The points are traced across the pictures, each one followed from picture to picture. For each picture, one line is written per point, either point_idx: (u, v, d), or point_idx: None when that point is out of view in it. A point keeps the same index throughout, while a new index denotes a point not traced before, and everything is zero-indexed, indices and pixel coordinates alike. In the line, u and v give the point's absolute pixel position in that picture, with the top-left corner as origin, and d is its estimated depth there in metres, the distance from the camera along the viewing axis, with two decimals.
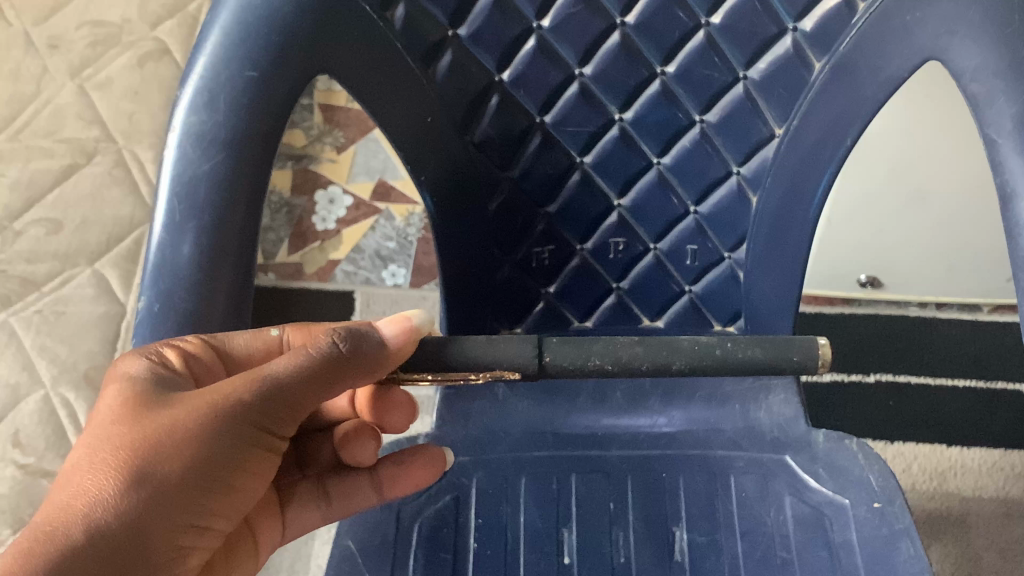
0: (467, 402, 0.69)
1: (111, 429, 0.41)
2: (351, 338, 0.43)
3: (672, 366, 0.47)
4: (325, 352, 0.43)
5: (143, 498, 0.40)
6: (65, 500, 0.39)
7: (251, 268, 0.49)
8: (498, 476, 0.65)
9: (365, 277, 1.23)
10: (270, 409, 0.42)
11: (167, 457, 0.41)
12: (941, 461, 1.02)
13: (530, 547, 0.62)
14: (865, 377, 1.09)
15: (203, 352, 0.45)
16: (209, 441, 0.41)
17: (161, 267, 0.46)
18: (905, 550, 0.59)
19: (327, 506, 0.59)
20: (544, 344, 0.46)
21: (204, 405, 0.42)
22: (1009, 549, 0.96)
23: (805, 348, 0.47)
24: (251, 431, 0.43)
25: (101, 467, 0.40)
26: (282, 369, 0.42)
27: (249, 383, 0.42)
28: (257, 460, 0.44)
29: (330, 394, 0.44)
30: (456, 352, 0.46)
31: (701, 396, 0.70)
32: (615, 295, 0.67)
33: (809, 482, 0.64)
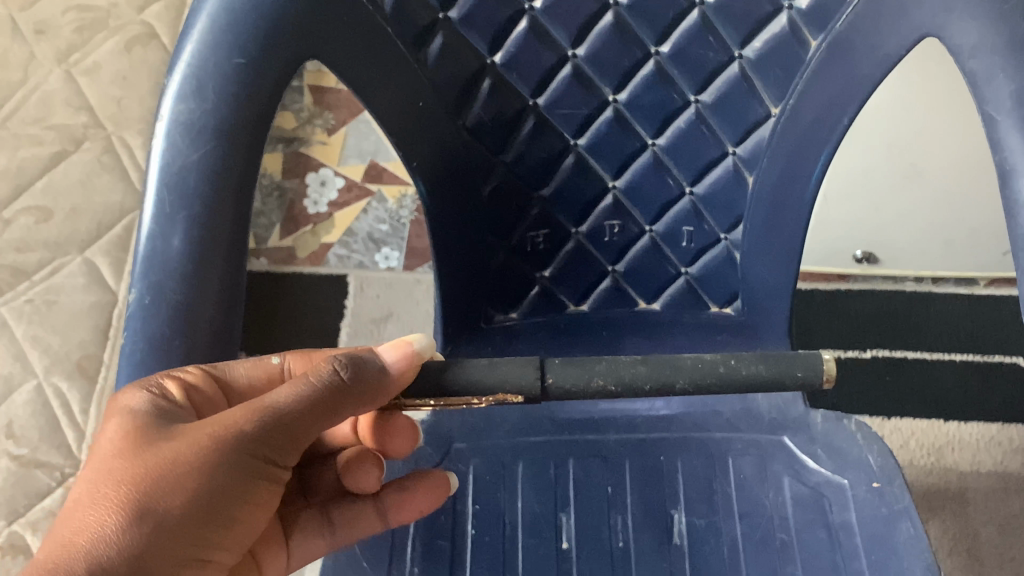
0: None
1: (112, 464, 0.40)
2: (351, 365, 0.43)
3: (675, 385, 0.46)
4: (326, 380, 0.42)
5: (147, 531, 0.39)
6: (66, 535, 0.38)
7: (243, 258, 0.48)
8: (494, 462, 0.65)
9: (359, 261, 1.23)
10: (273, 440, 0.42)
11: (169, 490, 0.40)
12: (939, 437, 1.03)
13: (528, 533, 0.61)
14: (862, 353, 1.09)
15: (203, 383, 0.46)
16: (212, 473, 0.41)
17: (150, 261, 0.46)
18: (904, 530, 0.59)
19: (333, 534, 0.58)
20: (545, 367, 0.46)
21: (206, 437, 0.41)
22: (1008, 525, 0.97)
23: (807, 362, 0.47)
24: (255, 463, 0.42)
25: (104, 503, 0.39)
26: (284, 398, 0.42)
27: (251, 414, 0.42)
28: (261, 493, 0.43)
29: (332, 422, 0.43)
30: (458, 377, 0.45)
31: None
32: (611, 279, 0.67)
33: (808, 463, 0.64)
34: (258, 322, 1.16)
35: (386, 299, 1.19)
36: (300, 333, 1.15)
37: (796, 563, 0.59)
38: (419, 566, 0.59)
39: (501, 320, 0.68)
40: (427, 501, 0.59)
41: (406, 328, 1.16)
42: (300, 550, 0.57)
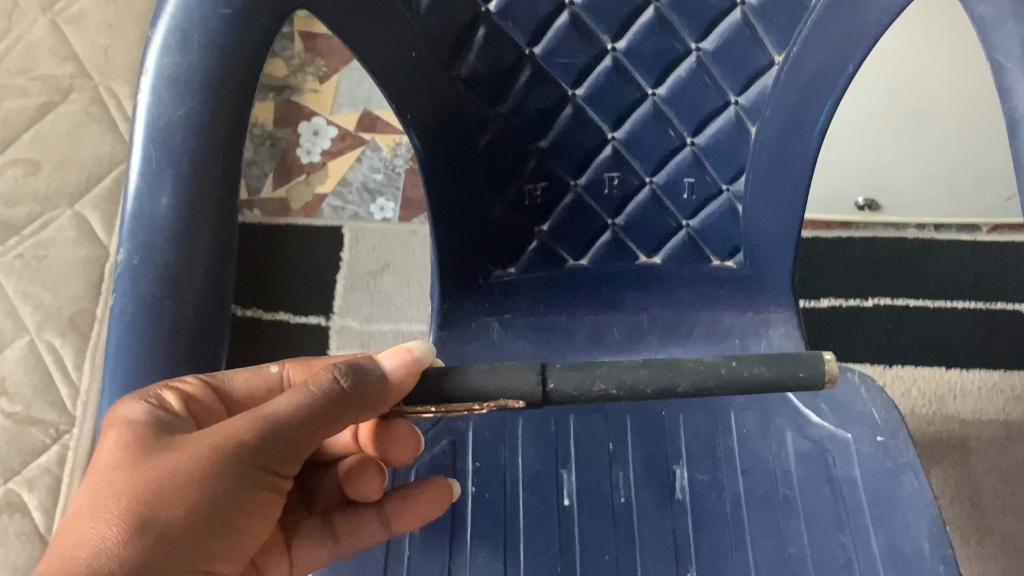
0: (459, 343, 0.66)
1: (112, 475, 0.39)
2: (349, 374, 0.43)
3: (677, 388, 0.46)
4: (326, 390, 0.42)
5: (149, 543, 0.38)
6: (66, 548, 0.37)
7: (233, 207, 0.49)
8: (494, 419, 0.64)
9: (354, 212, 1.21)
10: (275, 449, 0.41)
11: (169, 502, 0.39)
12: (941, 385, 1.02)
13: (529, 489, 0.61)
14: (863, 302, 1.08)
15: (202, 393, 0.46)
16: (214, 483, 0.40)
17: (139, 218, 0.47)
18: (907, 485, 0.58)
19: (335, 543, 0.56)
20: (546, 371, 0.46)
21: (206, 447, 0.41)
22: (1010, 473, 0.97)
23: (811, 363, 0.46)
24: (255, 474, 0.41)
25: (104, 515, 0.38)
26: (284, 408, 0.42)
27: (251, 424, 0.41)
28: (259, 506, 0.43)
29: (330, 433, 0.43)
30: (459, 383, 0.46)
31: (700, 331, 0.67)
32: (611, 232, 0.66)
33: (811, 417, 0.63)
34: (252, 278, 1.15)
35: (381, 252, 1.18)
36: (298, 287, 1.15)
37: (799, 517, 0.59)
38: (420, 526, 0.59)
39: (500, 276, 0.67)
40: (429, 509, 0.56)
41: (402, 281, 1.16)
42: (301, 560, 0.55)
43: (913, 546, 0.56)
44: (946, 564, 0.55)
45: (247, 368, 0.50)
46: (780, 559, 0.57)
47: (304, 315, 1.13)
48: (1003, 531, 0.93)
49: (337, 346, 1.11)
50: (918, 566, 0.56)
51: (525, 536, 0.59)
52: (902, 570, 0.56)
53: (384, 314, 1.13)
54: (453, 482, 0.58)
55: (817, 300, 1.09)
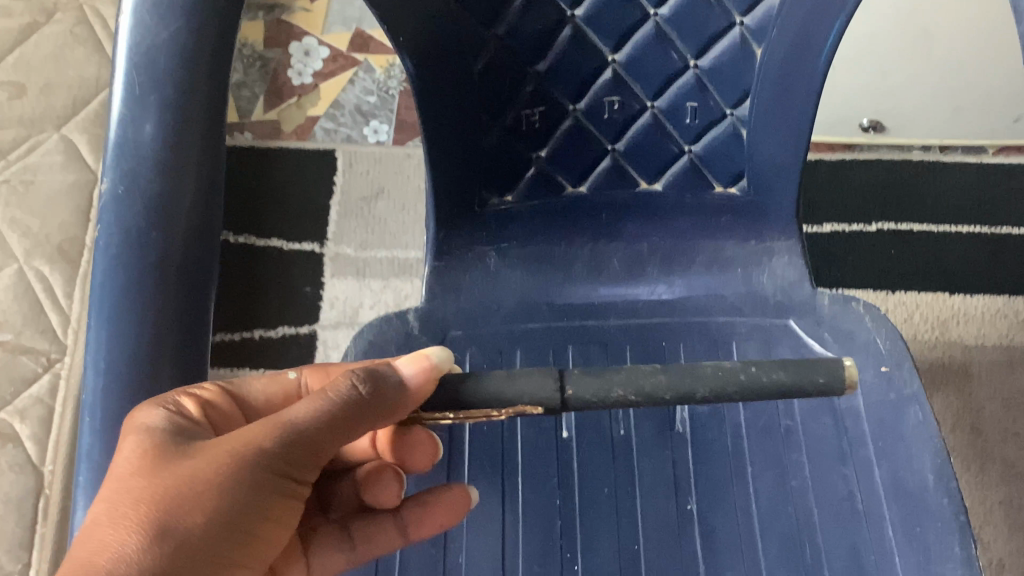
0: (458, 275, 0.65)
1: (130, 482, 0.38)
2: (370, 379, 0.41)
3: (696, 395, 0.42)
4: (345, 395, 0.40)
5: (169, 554, 0.36)
6: (83, 554, 0.36)
7: (217, 142, 0.50)
8: (491, 349, 0.63)
9: (347, 134, 1.19)
10: (294, 455, 0.40)
11: (190, 509, 0.38)
12: (944, 310, 1.01)
13: (527, 421, 0.61)
14: (866, 227, 1.07)
15: (220, 400, 0.44)
16: (233, 490, 0.39)
17: (122, 148, 0.47)
18: (912, 417, 0.58)
19: (353, 548, 0.53)
20: (565, 377, 0.43)
21: (224, 454, 0.39)
22: (1013, 400, 0.96)
23: (831, 368, 0.43)
24: (276, 480, 0.40)
25: (123, 522, 0.37)
26: (303, 414, 0.40)
27: (271, 431, 0.40)
28: (280, 513, 0.41)
29: (352, 438, 0.41)
30: (475, 390, 0.42)
31: (702, 261, 0.66)
32: (611, 158, 0.64)
33: (814, 347, 0.62)
34: (246, 204, 1.14)
35: (376, 176, 1.16)
36: (291, 214, 1.14)
37: (800, 450, 0.58)
38: None
39: (497, 206, 0.65)
40: (447, 516, 0.53)
41: (396, 206, 1.14)
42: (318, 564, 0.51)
43: (917, 478, 0.56)
44: (951, 498, 0.55)
45: (263, 376, 0.49)
46: (780, 493, 0.57)
47: (299, 242, 1.12)
48: (1005, 457, 0.93)
49: (332, 274, 1.10)
50: (922, 499, 0.55)
51: (523, 470, 0.59)
52: (905, 502, 0.55)
53: (379, 240, 1.12)
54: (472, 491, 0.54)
55: (819, 225, 1.07)
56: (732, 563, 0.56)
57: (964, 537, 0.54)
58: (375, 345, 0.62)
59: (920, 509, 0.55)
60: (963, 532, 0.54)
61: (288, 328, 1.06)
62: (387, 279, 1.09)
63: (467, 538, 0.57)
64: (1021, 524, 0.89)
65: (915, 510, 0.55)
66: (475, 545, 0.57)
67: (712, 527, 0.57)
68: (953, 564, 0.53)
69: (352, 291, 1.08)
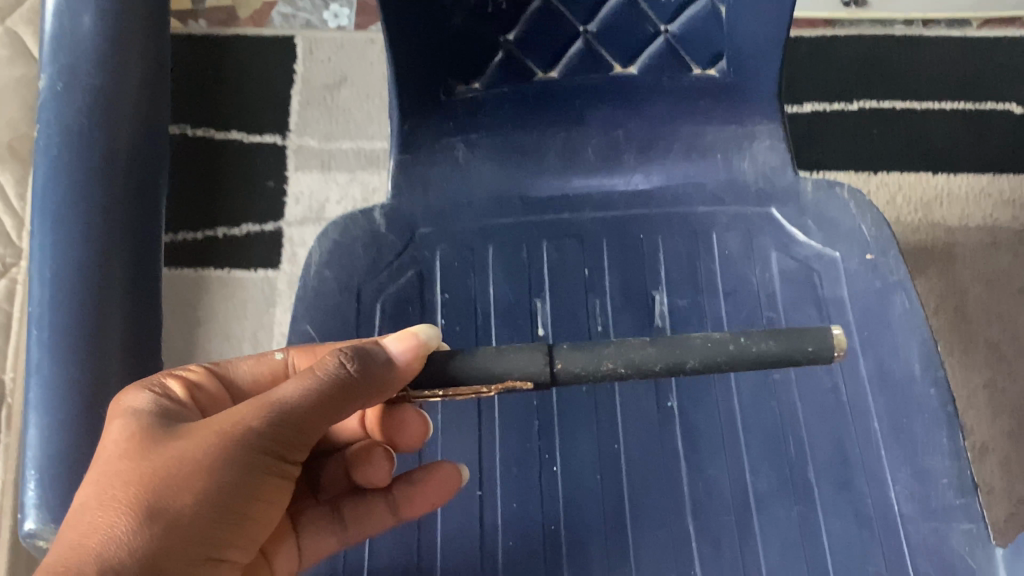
0: (425, 169, 0.62)
1: (118, 465, 0.38)
2: (358, 357, 0.41)
3: (686, 365, 0.42)
4: (334, 373, 0.40)
5: (157, 536, 0.36)
6: (75, 537, 0.36)
7: (146, 35, 0.51)
8: (463, 246, 0.61)
9: (307, 19, 1.14)
10: (283, 435, 0.39)
11: (180, 490, 0.37)
12: (927, 190, 1.00)
13: (502, 320, 0.59)
14: (848, 106, 1.05)
15: (207, 381, 0.46)
16: (223, 473, 0.38)
17: (60, 37, 0.48)
18: (899, 305, 0.56)
19: (345, 530, 0.52)
20: (554, 351, 0.42)
21: (212, 434, 0.39)
22: (995, 280, 0.96)
23: (818, 337, 0.42)
24: (266, 459, 0.39)
25: (112, 504, 0.37)
26: (292, 393, 0.39)
27: (259, 410, 0.39)
28: (274, 491, 0.41)
29: (341, 417, 0.41)
30: (463, 366, 0.42)
31: (680, 147, 0.63)
32: (583, 40, 0.59)
33: (797, 236, 0.60)
34: (205, 94, 1.10)
35: (338, 63, 1.11)
36: (250, 104, 1.10)
37: None
38: None
39: (463, 92, 0.61)
40: (438, 494, 0.51)
41: (362, 94, 1.10)
42: (309, 546, 0.52)
43: (904, 368, 0.54)
44: (938, 389, 0.54)
45: (250, 355, 0.49)
46: (764, 386, 0.56)
47: (259, 134, 1.09)
48: (987, 339, 0.93)
49: (296, 167, 1.07)
50: (909, 390, 0.54)
51: None
52: (891, 392, 0.54)
53: (343, 130, 1.08)
54: (460, 467, 0.53)
55: (800, 105, 1.05)
56: (714, 461, 0.54)
57: (952, 428, 0.53)
58: (342, 246, 0.60)
59: (906, 401, 0.54)
60: (950, 423, 0.53)
61: (252, 225, 1.04)
62: (354, 172, 1.07)
63: (442, 442, 0.56)
64: (1004, 405, 0.90)
65: (901, 402, 0.54)
66: (451, 450, 0.56)
67: (692, 425, 0.55)
68: (940, 456, 0.52)
69: (317, 185, 1.06)
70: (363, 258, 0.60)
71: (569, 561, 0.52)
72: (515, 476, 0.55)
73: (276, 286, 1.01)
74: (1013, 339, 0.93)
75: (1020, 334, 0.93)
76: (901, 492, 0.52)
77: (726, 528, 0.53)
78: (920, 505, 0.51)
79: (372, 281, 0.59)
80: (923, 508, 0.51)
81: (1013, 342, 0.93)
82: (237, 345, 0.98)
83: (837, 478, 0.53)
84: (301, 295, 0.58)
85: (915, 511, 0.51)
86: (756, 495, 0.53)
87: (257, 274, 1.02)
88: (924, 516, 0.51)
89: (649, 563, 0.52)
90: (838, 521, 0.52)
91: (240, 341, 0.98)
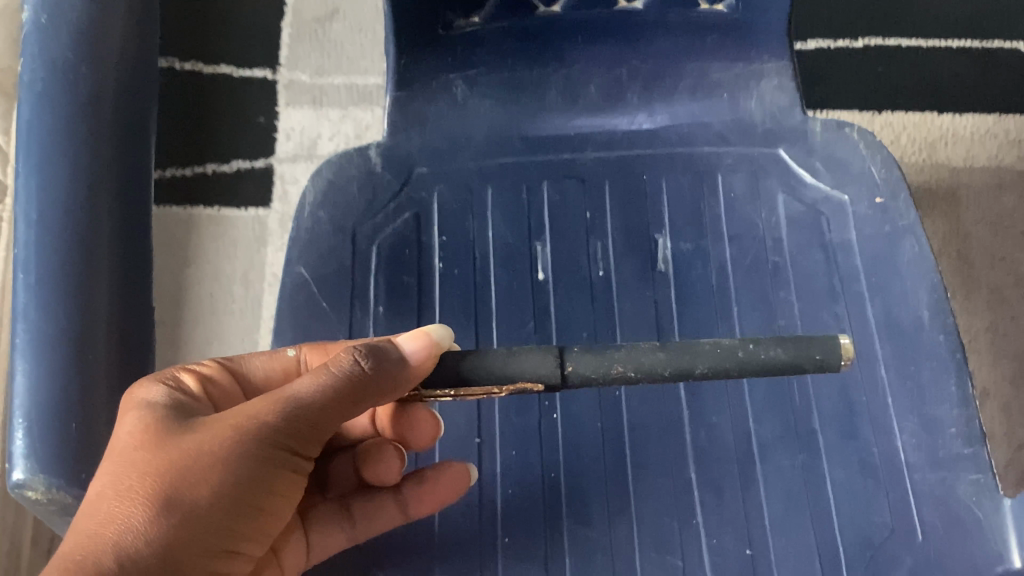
0: (422, 105, 0.60)
1: (133, 455, 0.37)
2: (371, 355, 0.39)
3: (694, 369, 0.40)
4: (348, 371, 0.38)
5: (173, 529, 0.36)
6: (90, 527, 0.35)
7: None
8: (461, 187, 0.59)
9: None
10: (299, 432, 0.38)
11: (195, 482, 0.37)
12: (932, 131, 0.99)
13: (501, 264, 0.57)
14: (854, 43, 1.02)
15: (219, 376, 0.45)
16: (236, 466, 0.37)
17: None
18: (908, 250, 0.55)
19: (354, 526, 0.52)
20: (564, 351, 0.40)
21: (228, 429, 0.38)
22: (999, 223, 0.95)
23: (827, 345, 0.40)
24: (278, 453, 0.38)
25: (127, 495, 0.36)
26: (307, 389, 0.38)
27: (272, 406, 0.38)
28: (286, 484, 0.40)
29: (354, 414, 0.40)
30: (471, 365, 0.40)
31: (685, 87, 0.61)
32: None
33: (804, 178, 0.58)
34: (190, 25, 1.07)
35: None
36: (237, 36, 1.07)
37: (790, 287, 0.55)
38: (385, 305, 0.56)
39: (461, 28, 0.59)
40: (447, 491, 0.50)
41: (353, 28, 1.08)
42: (317, 543, 0.51)
43: (912, 314, 0.54)
44: (947, 336, 0.53)
45: (262, 351, 0.48)
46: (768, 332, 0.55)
47: (249, 68, 1.06)
48: (991, 283, 0.93)
49: (286, 102, 1.05)
50: (917, 338, 0.53)
51: (497, 314, 0.56)
52: (899, 340, 0.53)
53: (335, 66, 1.06)
54: (471, 466, 0.51)
55: (804, 42, 1.03)
56: (716, 407, 0.53)
57: (961, 374, 0.52)
58: (336, 184, 0.58)
59: (915, 348, 0.53)
60: (960, 370, 0.52)
61: (241, 162, 1.02)
62: (346, 108, 1.05)
63: None
64: (1006, 350, 0.90)
65: (909, 349, 0.53)
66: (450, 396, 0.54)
67: None
68: (948, 405, 0.51)
69: (309, 122, 1.04)
70: (358, 198, 0.58)
71: (569, 509, 0.51)
72: (514, 423, 0.53)
73: (267, 226, 1.00)
74: (1016, 283, 0.93)
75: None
76: (907, 443, 0.51)
77: (729, 476, 0.52)
78: (927, 455, 0.51)
79: (367, 222, 0.58)
80: (930, 457, 0.51)
81: (1016, 286, 0.93)
82: (227, 286, 0.97)
83: (842, 427, 0.52)
84: (295, 237, 0.57)
85: (921, 461, 0.51)
86: (760, 443, 0.52)
87: (247, 214, 1.00)
88: (931, 466, 0.50)
89: (651, 511, 0.51)
90: (843, 471, 0.51)
91: (230, 283, 0.97)
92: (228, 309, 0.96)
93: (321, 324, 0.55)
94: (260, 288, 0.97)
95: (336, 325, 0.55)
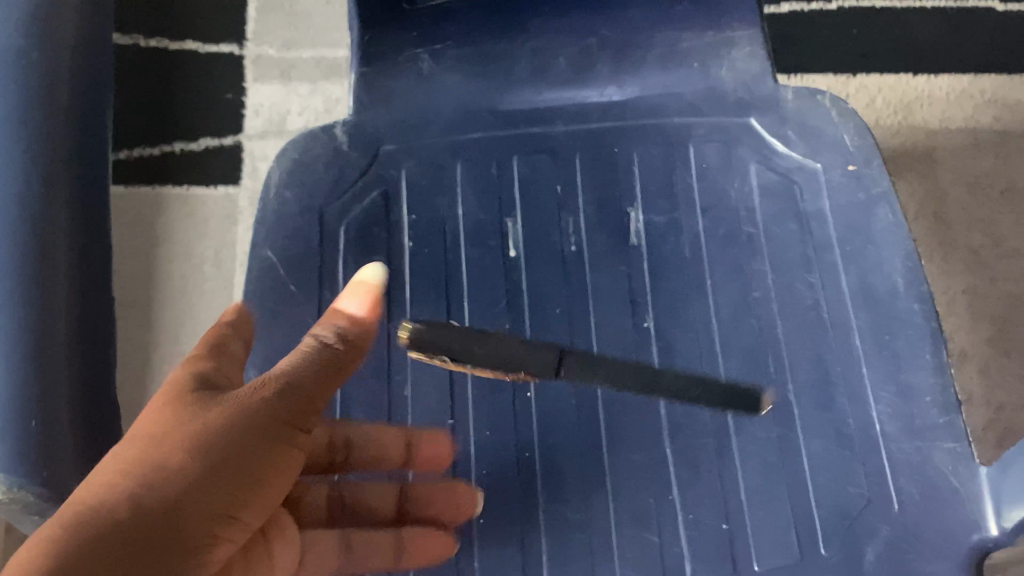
0: (388, 81, 0.60)
1: (131, 432, 0.38)
2: (339, 336, 0.45)
3: None
4: (320, 348, 0.44)
5: (172, 485, 0.37)
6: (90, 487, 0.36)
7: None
8: (430, 163, 0.58)
9: None
10: (271, 430, 0.40)
11: (189, 447, 0.38)
12: (907, 93, 1.01)
13: (472, 240, 0.56)
14: (828, 6, 1.05)
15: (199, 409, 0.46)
16: (226, 435, 0.39)
17: None
18: (882, 218, 0.55)
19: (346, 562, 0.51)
20: None
21: (215, 405, 0.40)
22: (976, 183, 0.97)
23: None
24: (264, 427, 0.40)
25: (124, 460, 0.37)
26: (286, 368, 0.42)
27: (255, 384, 0.41)
28: (282, 463, 0.41)
29: (325, 394, 0.43)
30: None
31: (655, 57, 0.60)
32: None
33: (777, 147, 0.58)
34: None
35: None
36: (205, 10, 1.06)
37: (763, 257, 0.55)
38: None
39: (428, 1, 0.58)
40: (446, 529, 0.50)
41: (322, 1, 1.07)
42: None
43: (886, 282, 0.53)
44: (921, 304, 0.53)
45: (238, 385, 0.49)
46: (743, 304, 0.54)
47: (217, 44, 1.05)
48: (968, 245, 0.95)
49: (256, 78, 1.03)
50: (893, 306, 0.53)
51: (469, 291, 0.55)
52: (875, 309, 0.53)
53: (305, 38, 1.05)
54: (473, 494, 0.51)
55: (778, 6, 1.05)
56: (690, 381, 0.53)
57: (935, 343, 0.52)
58: (303, 164, 0.58)
59: (890, 316, 0.53)
60: (935, 339, 0.52)
61: (209, 139, 1.01)
62: (315, 82, 1.03)
63: (413, 367, 0.53)
64: (984, 311, 0.92)
65: (886, 316, 0.53)
66: (422, 375, 0.53)
67: (670, 343, 0.54)
68: (924, 373, 0.51)
69: (278, 97, 1.03)
70: (324, 177, 0.57)
71: (545, 487, 0.51)
72: (488, 400, 0.53)
73: (238, 203, 0.99)
74: (993, 244, 0.95)
75: (1000, 239, 0.95)
76: (883, 412, 0.51)
77: (705, 450, 0.51)
78: (904, 424, 0.50)
79: (335, 202, 0.57)
80: (907, 426, 0.50)
81: (993, 247, 0.95)
82: (198, 265, 0.96)
83: (818, 398, 0.51)
84: (262, 219, 0.56)
85: (898, 431, 0.50)
86: (735, 416, 0.52)
87: (218, 191, 0.99)
88: (908, 435, 0.50)
89: (628, 486, 0.51)
90: (819, 442, 0.51)
91: (202, 261, 0.96)
92: (200, 288, 0.95)
93: (289, 305, 0.54)
94: (231, 266, 0.96)
95: (305, 306, 0.54)
